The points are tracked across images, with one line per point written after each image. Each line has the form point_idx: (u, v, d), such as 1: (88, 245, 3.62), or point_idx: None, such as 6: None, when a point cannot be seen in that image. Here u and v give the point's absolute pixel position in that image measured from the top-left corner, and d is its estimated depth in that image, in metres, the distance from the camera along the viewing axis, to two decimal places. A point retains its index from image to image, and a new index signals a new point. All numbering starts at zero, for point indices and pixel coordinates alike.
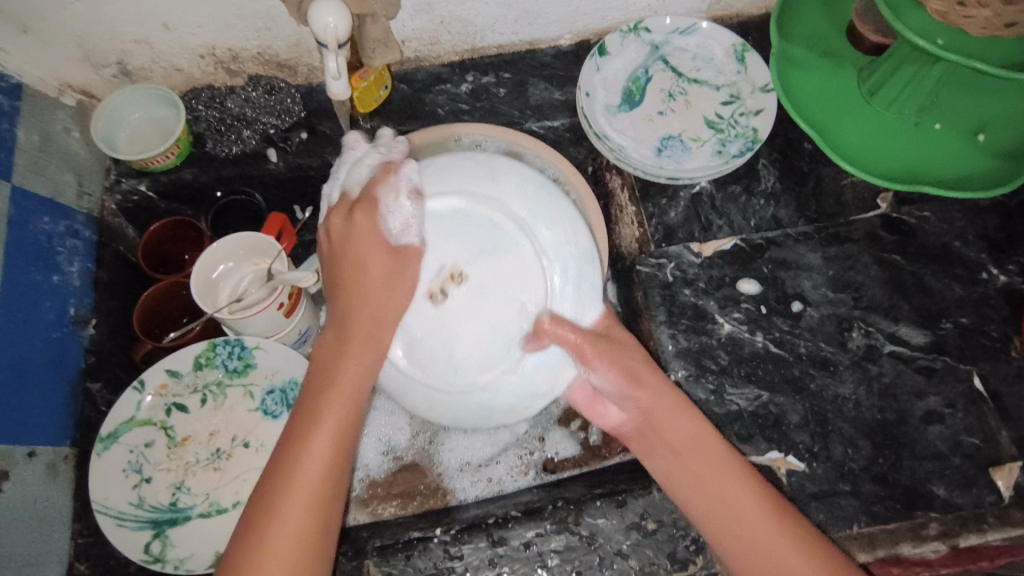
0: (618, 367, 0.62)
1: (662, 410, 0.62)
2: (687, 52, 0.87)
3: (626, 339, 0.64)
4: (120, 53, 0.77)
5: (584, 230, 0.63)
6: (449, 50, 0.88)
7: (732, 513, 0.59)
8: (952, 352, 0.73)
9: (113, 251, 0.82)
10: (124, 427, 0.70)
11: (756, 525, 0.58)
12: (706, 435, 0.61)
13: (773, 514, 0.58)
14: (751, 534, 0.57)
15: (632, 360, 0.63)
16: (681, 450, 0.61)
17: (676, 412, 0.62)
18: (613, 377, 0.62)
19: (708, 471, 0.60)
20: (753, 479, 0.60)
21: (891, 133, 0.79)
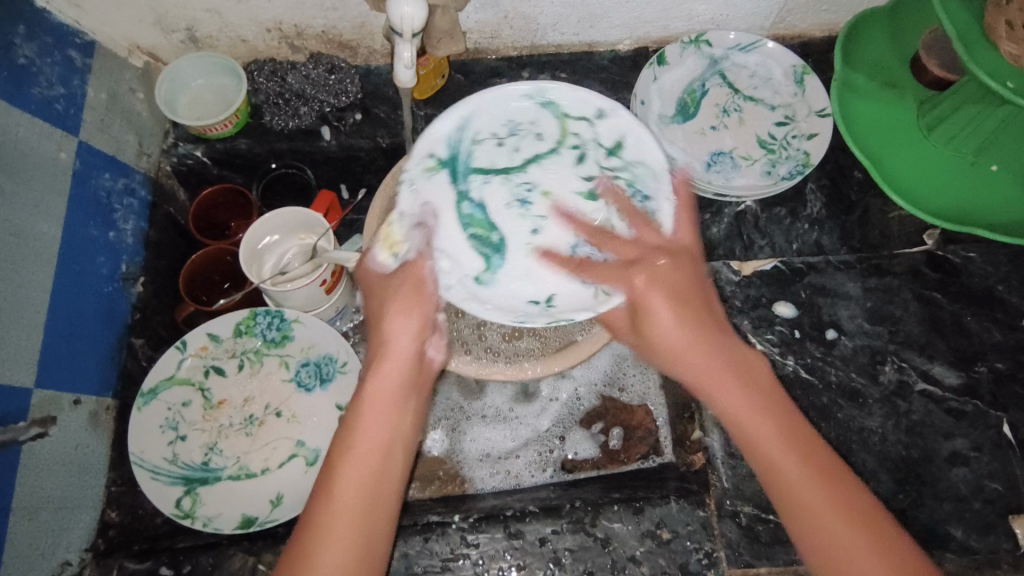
0: (673, 298, 0.58)
1: (712, 380, 0.57)
2: (746, 69, 0.87)
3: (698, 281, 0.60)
4: (191, 20, 0.78)
5: (511, 295, 0.60)
6: (508, 45, 0.88)
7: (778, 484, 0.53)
8: (984, 397, 0.73)
9: (165, 212, 0.84)
10: (164, 384, 0.73)
11: (849, 544, 0.50)
12: (789, 429, 0.54)
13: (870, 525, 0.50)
14: (823, 527, 0.51)
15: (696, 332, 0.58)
16: (747, 436, 0.55)
17: (738, 392, 0.56)
18: (683, 326, 0.58)
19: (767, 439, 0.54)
20: (846, 486, 0.52)
21: (946, 170, 0.79)
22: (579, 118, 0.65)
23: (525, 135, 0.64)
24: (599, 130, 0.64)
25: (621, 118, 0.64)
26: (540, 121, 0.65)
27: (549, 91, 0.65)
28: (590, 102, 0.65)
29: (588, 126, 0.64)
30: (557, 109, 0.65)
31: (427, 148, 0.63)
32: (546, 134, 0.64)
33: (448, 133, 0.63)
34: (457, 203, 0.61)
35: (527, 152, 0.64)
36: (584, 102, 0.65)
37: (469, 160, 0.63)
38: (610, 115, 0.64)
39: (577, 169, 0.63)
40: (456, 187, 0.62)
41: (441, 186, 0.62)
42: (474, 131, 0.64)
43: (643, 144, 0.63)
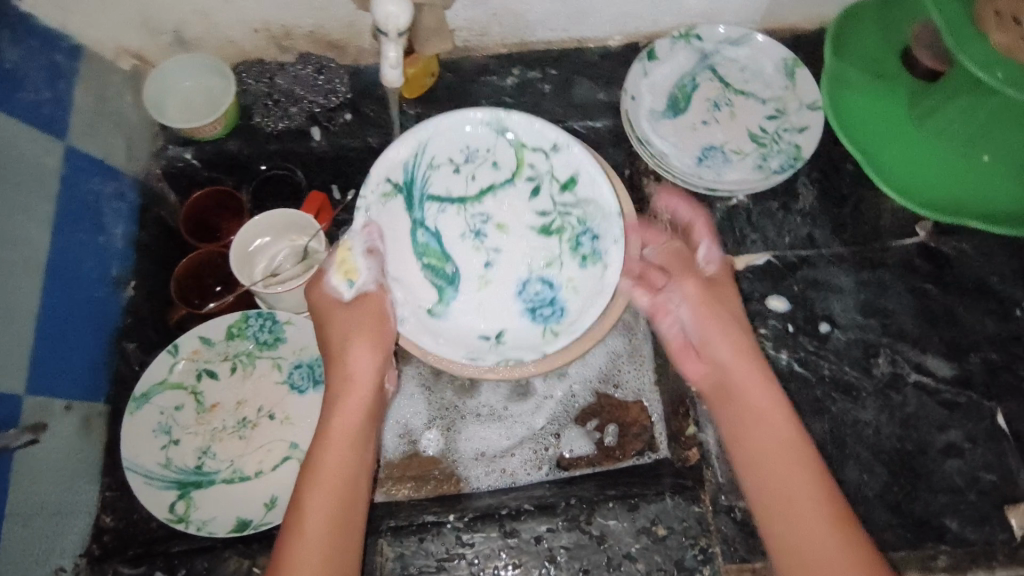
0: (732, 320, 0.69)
1: (757, 403, 0.64)
2: (736, 62, 0.87)
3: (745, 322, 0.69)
4: (177, 22, 0.78)
5: (460, 323, 0.68)
6: (497, 42, 0.88)
7: (786, 485, 0.59)
8: (978, 388, 0.73)
9: (155, 216, 0.83)
10: (156, 388, 0.73)
11: (817, 534, 0.55)
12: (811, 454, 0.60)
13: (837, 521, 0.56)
14: (810, 530, 0.56)
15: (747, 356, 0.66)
16: (755, 440, 0.62)
17: (778, 406, 0.63)
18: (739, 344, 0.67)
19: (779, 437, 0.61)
20: (831, 487, 0.58)
21: (938, 161, 0.79)
22: (535, 149, 0.71)
23: (481, 164, 0.71)
24: (553, 163, 0.71)
25: (573, 156, 0.70)
26: (497, 150, 0.71)
27: (506, 119, 0.71)
28: (546, 134, 0.70)
29: (542, 157, 0.71)
30: (515, 139, 0.71)
31: (384, 174, 0.69)
32: (502, 164, 0.71)
33: (404, 160, 0.70)
34: (412, 231, 0.69)
35: (483, 181, 0.71)
36: (540, 135, 0.70)
37: (425, 187, 0.70)
38: (564, 150, 0.70)
39: (531, 202, 0.71)
40: (411, 215, 0.70)
41: (398, 212, 0.69)
42: (432, 157, 0.71)
43: (594, 181, 0.69)
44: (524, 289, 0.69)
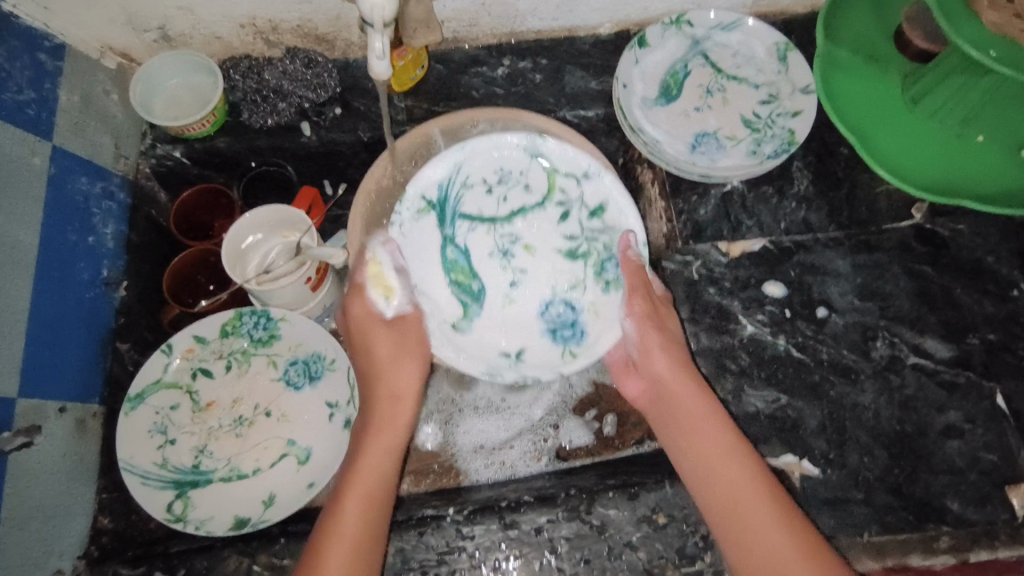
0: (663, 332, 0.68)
1: (696, 417, 0.65)
2: (728, 48, 0.86)
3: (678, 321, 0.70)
4: (163, 19, 0.77)
5: (484, 341, 0.72)
6: (487, 32, 0.87)
7: (734, 491, 0.60)
8: (977, 368, 0.72)
9: (145, 215, 0.82)
10: (151, 388, 0.72)
11: (761, 522, 0.58)
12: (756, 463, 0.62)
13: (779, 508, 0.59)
14: (767, 542, 0.58)
15: (680, 360, 0.67)
16: (694, 442, 0.64)
17: (709, 416, 0.64)
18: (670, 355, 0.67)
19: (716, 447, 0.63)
20: (770, 483, 0.61)
21: (931, 142, 0.78)
22: (567, 174, 0.74)
23: (514, 186, 0.74)
24: (583, 190, 0.74)
25: (603, 185, 0.74)
26: (530, 173, 0.74)
27: (542, 144, 0.74)
28: (578, 162, 0.74)
29: (574, 182, 0.74)
30: (548, 164, 0.75)
31: (420, 191, 0.73)
32: (534, 187, 0.74)
33: (441, 178, 0.73)
34: (443, 247, 0.73)
35: (515, 203, 0.74)
36: (572, 162, 0.74)
37: (457, 205, 0.73)
38: (594, 177, 0.74)
39: (560, 226, 0.74)
40: (443, 231, 0.73)
41: (430, 229, 0.73)
42: (466, 176, 0.74)
43: (621, 210, 0.73)
44: (547, 311, 0.72)
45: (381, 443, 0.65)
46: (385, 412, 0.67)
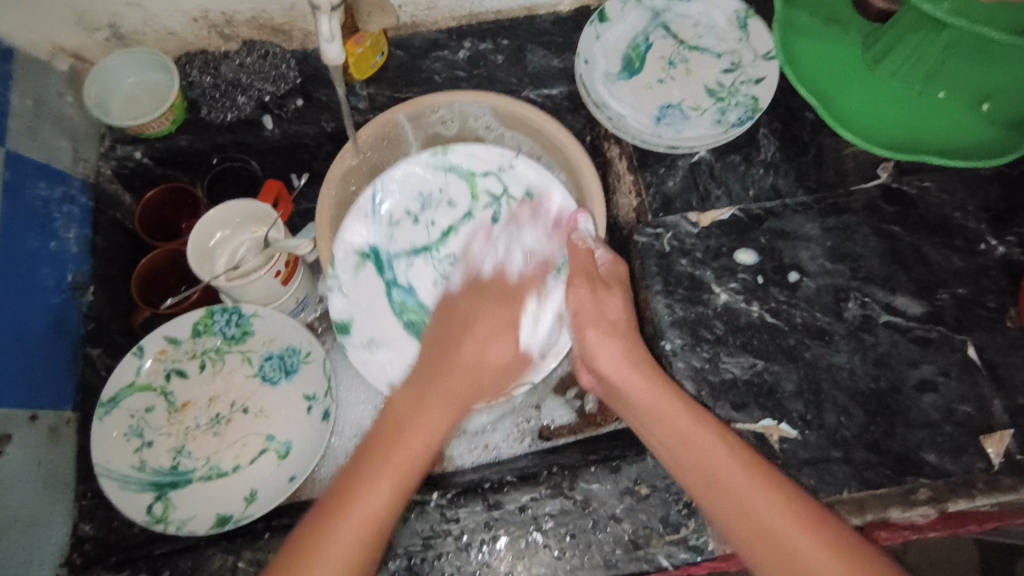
0: (613, 334, 0.67)
1: (665, 410, 0.62)
2: (688, 19, 0.86)
3: (619, 304, 0.68)
4: (113, 16, 0.76)
5: None
6: (446, 15, 0.87)
7: (715, 473, 0.58)
8: (948, 322, 0.73)
9: (110, 218, 0.81)
10: (124, 392, 0.71)
11: (750, 494, 0.56)
12: (747, 461, 0.58)
13: (747, 462, 0.58)
14: (772, 530, 0.53)
15: (614, 347, 0.66)
16: (661, 430, 0.62)
17: (677, 408, 0.62)
18: (614, 345, 0.66)
19: (698, 437, 0.60)
20: (754, 463, 0.58)
21: (891, 101, 0.78)
22: (485, 175, 0.75)
23: (438, 206, 0.75)
24: (505, 182, 0.75)
25: (519, 173, 0.74)
26: (449, 188, 0.75)
27: (448, 156, 0.75)
28: (490, 158, 0.75)
29: (493, 180, 0.75)
30: (463, 172, 0.75)
31: (347, 247, 0.72)
32: (458, 200, 0.75)
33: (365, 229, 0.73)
34: (388, 291, 0.74)
35: (443, 223, 0.75)
36: (483, 161, 0.75)
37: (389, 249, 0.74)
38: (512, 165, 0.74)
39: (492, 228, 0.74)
40: (384, 277, 0.74)
41: (369, 275, 0.73)
42: (388, 215, 0.74)
43: (548, 190, 0.73)
44: None
45: (443, 412, 0.61)
46: (456, 381, 0.63)
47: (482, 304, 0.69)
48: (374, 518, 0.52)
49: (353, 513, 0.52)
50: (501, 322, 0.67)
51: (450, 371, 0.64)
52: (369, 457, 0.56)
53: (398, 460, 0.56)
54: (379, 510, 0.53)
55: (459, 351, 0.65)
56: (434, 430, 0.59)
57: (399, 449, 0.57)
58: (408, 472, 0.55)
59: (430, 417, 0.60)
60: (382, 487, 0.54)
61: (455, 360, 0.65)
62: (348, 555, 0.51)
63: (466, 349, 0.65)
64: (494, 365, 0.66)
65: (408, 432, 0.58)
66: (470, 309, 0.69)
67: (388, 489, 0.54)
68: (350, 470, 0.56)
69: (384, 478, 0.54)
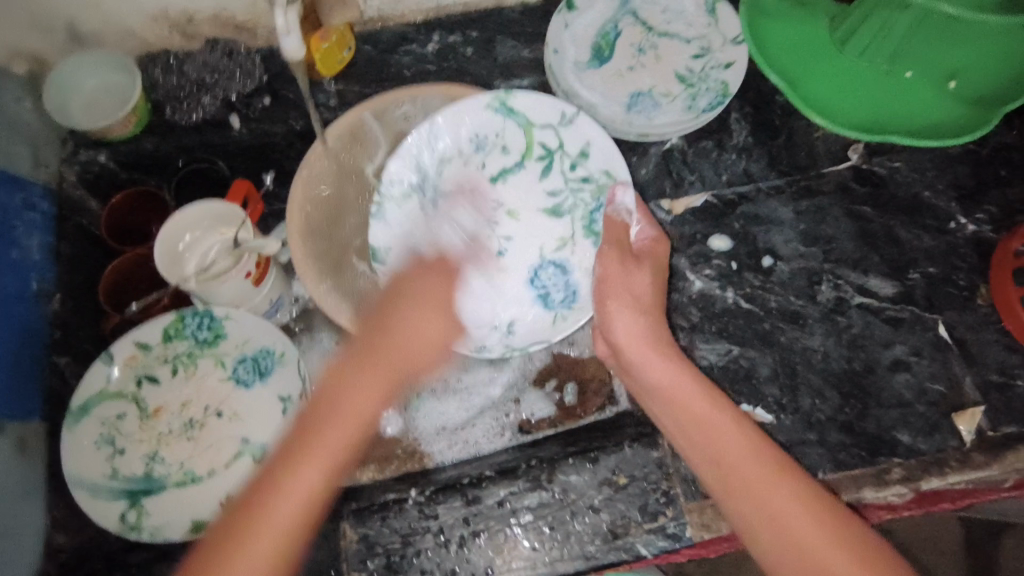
0: (635, 308, 0.66)
1: (678, 394, 0.62)
2: (657, 5, 0.85)
3: (645, 281, 0.67)
4: (69, 17, 0.74)
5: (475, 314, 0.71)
6: (413, 8, 0.85)
7: (723, 456, 0.58)
8: (920, 302, 0.73)
9: (75, 223, 0.80)
10: (94, 400, 0.70)
11: (752, 475, 0.56)
12: (751, 440, 0.58)
13: (784, 472, 0.56)
14: (777, 512, 0.54)
15: (638, 322, 0.65)
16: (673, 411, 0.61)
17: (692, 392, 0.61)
18: (638, 323, 0.65)
19: (706, 416, 0.60)
20: (760, 443, 0.58)
21: (859, 80, 0.77)
22: (543, 127, 0.72)
23: (491, 150, 0.73)
24: (562, 137, 0.72)
25: (581, 129, 0.71)
26: (507, 134, 0.73)
27: (512, 99, 0.71)
28: (550, 110, 0.71)
29: (551, 134, 0.72)
30: (522, 120, 0.72)
31: (397, 176, 0.71)
32: (512, 147, 0.73)
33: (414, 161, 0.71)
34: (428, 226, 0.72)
35: (493, 167, 0.74)
36: (546, 113, 0.71)
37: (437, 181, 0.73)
38: (572, 120, 0.71)
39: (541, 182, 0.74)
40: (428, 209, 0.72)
41: (412, 210, 0.71)
42: (442, 151, 0.72)
43: (606, 152, 0.71)
44: (539, 277, 0.73)
45: (371, 392, 0.50)
46: (383, 350, 0.53)
47: (422, 278, 0.61)
48: (287, 524, 0.45)
49: (257, 521, 0.45)
50: (435, 306, 0.58)
51: (385, 343, 0.53)
52: (291, 443, 0.48)
53: (316, 458, 0.47)
54: (302, 497, 0.46)
55: (394, 323, 0.55)
56: (360, 418, 0.49)
57: (319, 449, 0.47)
58: (341, 458, 0.48)
59: (357, 390, 0.50)
60: (303, 476, 0.47)
61: (389, 332, 0.54)
62: (252, 569, 0.44)
63: (401, 319, 0.56)
64: (434, 337, 0.56)
65: (329, 410, 0.49)
66: (417, 283, 0.60)
67: (315, 478, 0.47)
68: (272, 466, 0.48)
69: (308, 466, 0.47)
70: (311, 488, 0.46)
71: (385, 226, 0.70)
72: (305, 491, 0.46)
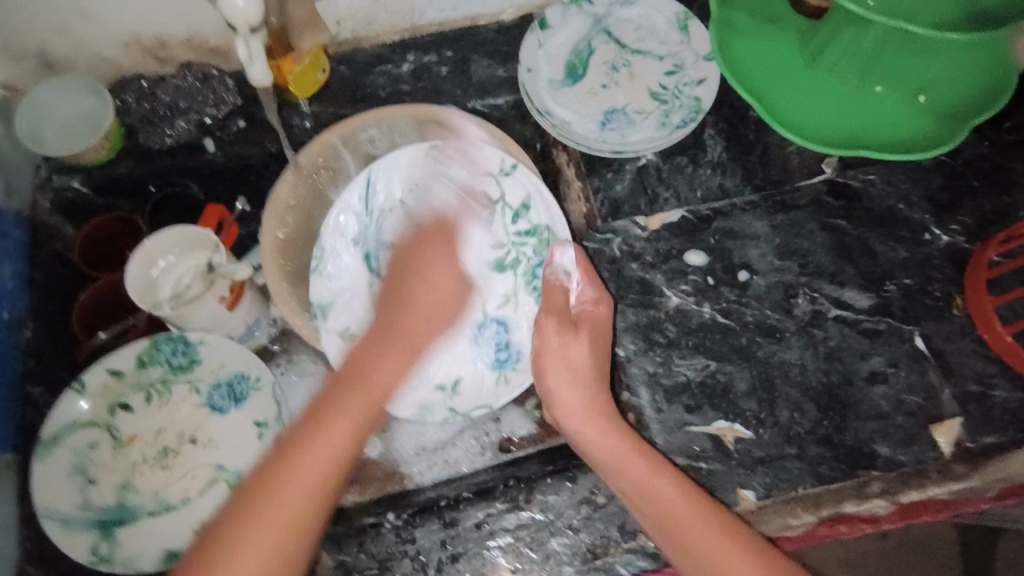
0: (576, 378, 0.68)
1: (627, 468, 0.63)
2: (630, 23, 0.86)
3: (584, 351, 0.69)
4: (41, 44, 0.75)
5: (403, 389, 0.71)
6: (387, 29, 0.86)
7: (678, 521, 0.60)
8: (896, 314, 0.73)
9: (49, 250, 0.79)
10: (66, 429, 0.70)
11: (709, 544, 0.59)
12: (701, 505, 0.61)
13: (732, 537, 0.59)
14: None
15: (581, 393, 0.68)
16: (623, 479, 0.63)
17: (636, 457, 0.64)
18: (577, 392, 0.68)
19: (658, 487, 0.62)
20: (713, 508, 0.61)
21: (830, 95, 0.78)
22: (482, 177, 0.74)
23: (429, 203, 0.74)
24: (503, 189, 0.73)
25: (520, 181, 0.73)
26: (441, 184, 0.74)
27: (445, 151, 0.73)
28: (491, 159, 0.73)
29: (493, 183, 0.73)
30: (459, 172, 0.74)
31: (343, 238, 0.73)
32: (449, 198, 0.74)
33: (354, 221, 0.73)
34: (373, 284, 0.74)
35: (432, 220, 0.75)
36: (482, 164, 0.73)
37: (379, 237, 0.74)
38: (512, 172, 0.73)
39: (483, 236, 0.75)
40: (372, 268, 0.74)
41: (354, 265, 0.73)
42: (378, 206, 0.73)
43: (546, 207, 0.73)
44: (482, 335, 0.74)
45: (385, 373, 0.64)
46: (398, 332, 0.68)
47: (426, 241, 0.73)
48: (319, 470, 0.55)
49: (298, 462, 0.55)
50: (448, 252, 0.73)
51: (405, 319, 0.69)
52: (322, 404, 0.60)
53: (339, 420, 0.58)
54: (348, 436, 0.58)
55: (406, 294, 0.70)
56: (381, 390, 0.63)
57: (347, 408, 0.59)
58: (363, 417, 0.59)
59: (383, 373, 0.64)
60: (336, 429, 0.58)
61: (401, 335, 0.68)
62: (275, 529, 0.52)
63: (412, 289, 0.70)
64: (443, 293, 0.71)
65: (366, 378, 0.63)
66: (422, 251, 0.72)
67: (346, 434, 0.58)
68: (318, 406, 0.60)
69: (340, 423, 0.58)
70: (344, 441, 0.57)
71: (326, 284, 0.71)
72: (335, 444, 0.57)
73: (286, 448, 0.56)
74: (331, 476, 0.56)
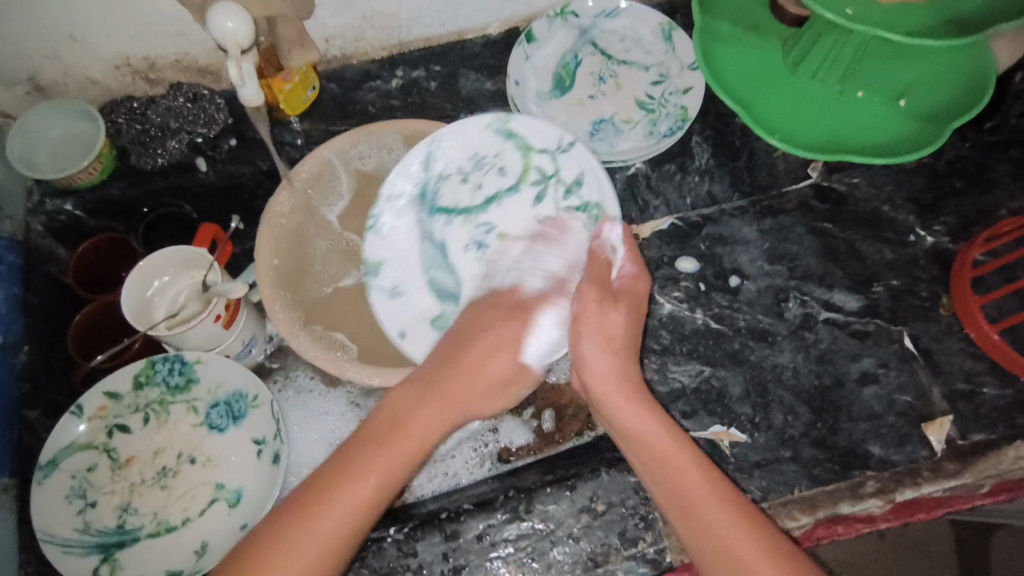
0: (608, 350, 0.63)
1: (648, 441, 0.59)
2: (615, 34, 0.87)
3: (623, 320, 0.63)
4: (31, 69, 0.75)
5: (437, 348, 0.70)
6: (376, 46, 0.86)
7: (687, 496, 0.56)
8: (885, 314, 0.75)
9: (43, 273, 0.79)
10: (65, 453, 0.70)
11: (719, 519, 0.54)
12: (718, 485, 0.56)
13: (749, 523, 0.54)
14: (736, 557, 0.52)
15: (607, 358, 0.62)
16: (639, 448, 0.59)
17: (654, 422, 0.59)
18: (605, 355, 0.62)
19: (673, 460, 0.57)
20: (728, 489, 0.56)
21: (813, 100, 0.79)
22: (541, 152, 0.72)
23: (490, 171, 0.73)
24: (559, 164, 0.71)
25: (577, 158, 0.71)
26: (504, 155, 0.73)
27: (512, 123, 0.73)
28: (551, 136, 0.72)
29: (548, 159, 0.72)
30: (521, 142, 0.73)
31: (397, 190, 0.73)
32: (509, 168, 0.73)
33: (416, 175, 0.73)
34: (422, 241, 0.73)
35: (489, 189, 0.73)
36: (546, 138, 0.72)
37: (435, 198, 0.73)
38: (568, 149, 0.71)
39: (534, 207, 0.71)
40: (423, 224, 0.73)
41: (408, 223, 0.73)
42: (441, 167, 0.73)
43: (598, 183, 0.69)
44: None
45: (428, 413, 0.59)
46: (444, 377, 0.61)
47: (491, 316, 0.64)
48: (347, 518, 0.53)
49: (326, 504, 0.53)
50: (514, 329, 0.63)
51: (455, 367, 0.62)
52: (359, 442, 0.57)
53: (374, 468, 0.55)
54: (381, 479, 0.55)
55: (453, 355, 0.63)
56: (422, 432, 0.58)
57: (381, 455, 0.56)
58: (398, 467, 0.56)
59: (421, 414, 0.59)
60: (371, 472, 0.55)
61: (443, 382, 0.61)
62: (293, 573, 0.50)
63: (463, 352, 0.63)
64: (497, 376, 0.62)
65: (403, 421, 0.58)
66: (481, 319, 0.65)
67: (378, 478, 0.55)
68: (353, 447, 0.57)
69: (374, 469, 0.55)
70: (371, 490, 0.54)
71: (379, 240, 0.72)
72: (367, 490, 0.54)
73: (315, 489, 0.54)
74: (358, 518, 0.53)
